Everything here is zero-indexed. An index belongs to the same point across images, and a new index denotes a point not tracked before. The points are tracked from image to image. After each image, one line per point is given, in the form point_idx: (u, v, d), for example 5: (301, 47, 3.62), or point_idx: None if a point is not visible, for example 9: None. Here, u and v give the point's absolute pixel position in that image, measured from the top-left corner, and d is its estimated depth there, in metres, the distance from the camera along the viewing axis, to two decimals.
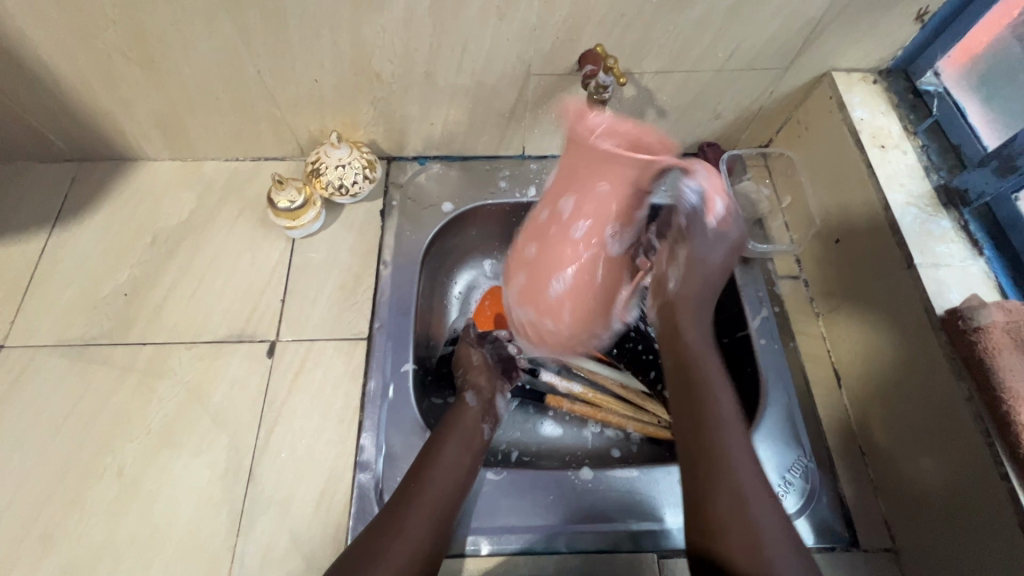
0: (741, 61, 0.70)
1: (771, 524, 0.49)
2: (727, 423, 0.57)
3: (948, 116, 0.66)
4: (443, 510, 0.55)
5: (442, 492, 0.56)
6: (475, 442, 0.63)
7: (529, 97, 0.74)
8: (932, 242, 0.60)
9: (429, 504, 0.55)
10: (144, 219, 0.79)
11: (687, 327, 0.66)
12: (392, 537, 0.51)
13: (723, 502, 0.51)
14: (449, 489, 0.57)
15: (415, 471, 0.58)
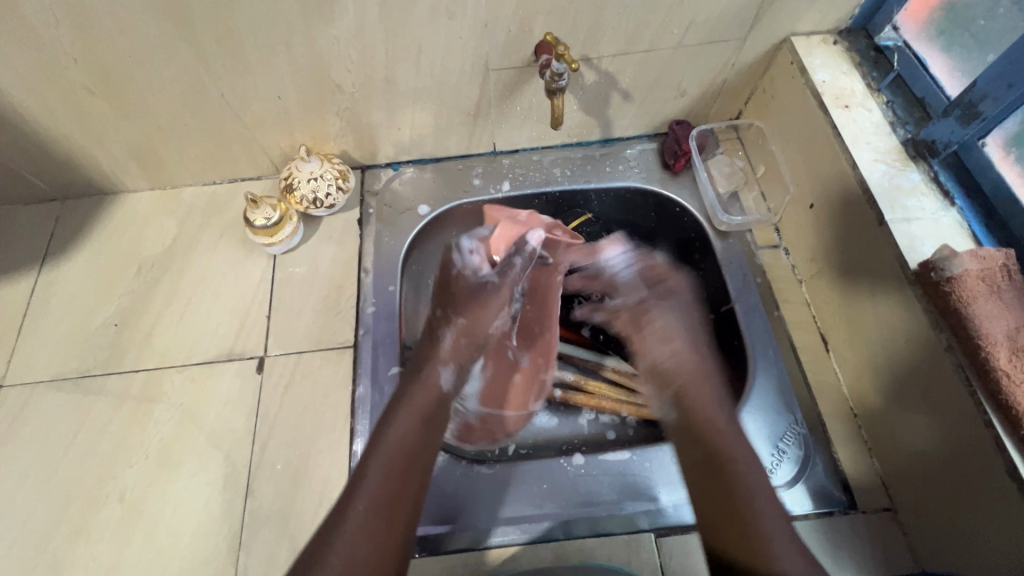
0: (698, 36, 0.70)
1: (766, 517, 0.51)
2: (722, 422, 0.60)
3: (910, 70, 0.66)
4: (397, 497, 0.55)
5: (389, 478, 0.56)
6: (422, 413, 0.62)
7: (492, 92, 0.74)
8: (903, 197, 0.60)
9: (376, 491, 0.55)
10: (129, 249, 0.80)
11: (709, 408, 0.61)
12: (344, 530, 0.52)
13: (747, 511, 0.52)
14: (398, 477, 0.56)
15: (366, 459, 0.57)
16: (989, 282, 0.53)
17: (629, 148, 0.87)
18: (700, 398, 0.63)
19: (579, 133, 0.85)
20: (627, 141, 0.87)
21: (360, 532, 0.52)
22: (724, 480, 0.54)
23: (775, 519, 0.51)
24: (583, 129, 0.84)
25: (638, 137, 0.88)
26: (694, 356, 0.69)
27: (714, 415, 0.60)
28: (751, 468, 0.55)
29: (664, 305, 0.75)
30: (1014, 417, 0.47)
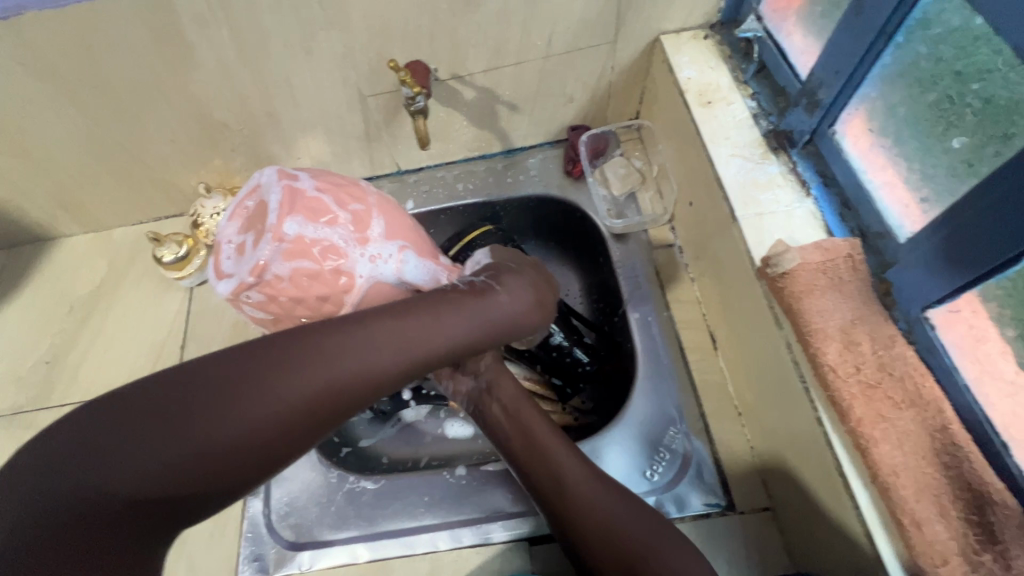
0: (564, 44, 0.71)
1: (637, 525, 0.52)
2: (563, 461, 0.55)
3: (772, 60, 0.64)
4: (249, 440, 0.38)
5: (267, 429, 0.38)
6: (374, 382, 0.42)
7: (375, 117, 0.77)
8: (757, 191, 0.59)
9: (241, 417, 0.37)
10: (64, 290, 0.86)
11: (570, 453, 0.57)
12: (187, 432, 0.36)
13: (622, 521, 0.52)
14: (269, 423, 0.38)
15: (271, 368, 0.39)
16: (829, 274, 0.51)
17: (531, 157, 0.88)
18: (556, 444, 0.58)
19: (478, 147, 0.86)
20: (529, 150, 0.88)
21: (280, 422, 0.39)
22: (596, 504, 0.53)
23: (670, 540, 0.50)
24: (481, 143, 0.85)
25: (540, 145, 0.88)
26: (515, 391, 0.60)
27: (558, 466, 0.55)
28: (633, 514, 0.52)
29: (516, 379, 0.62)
30: (842, 413, 0.47)
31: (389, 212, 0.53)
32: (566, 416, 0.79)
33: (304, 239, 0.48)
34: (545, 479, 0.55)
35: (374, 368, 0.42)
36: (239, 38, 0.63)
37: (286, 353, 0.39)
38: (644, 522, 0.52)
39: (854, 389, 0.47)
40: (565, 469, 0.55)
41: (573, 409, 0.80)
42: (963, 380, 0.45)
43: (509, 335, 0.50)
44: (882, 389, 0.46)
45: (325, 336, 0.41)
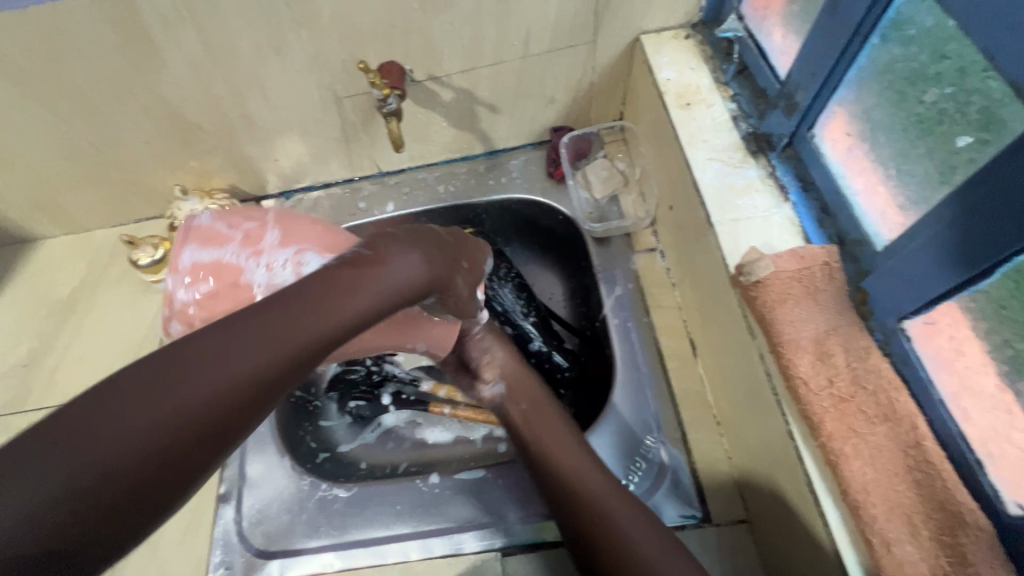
0: (542, 44, 0.69)
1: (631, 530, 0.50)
2: (585, 478, 0.54)
3: (753, 60, 0.63)
4: (121, 476, 0.26)
5: (138, 453, 0.26)
6: (257, 387, 0.31)
7: (351, 119, 0.76)
8: (734, 196, 0.58)
9: (102, 447, 0.25)
10: (42, 292, 0.86)
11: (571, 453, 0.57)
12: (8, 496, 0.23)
13: (628, 532, 0.50)
14: (149, 448, 0.27)
15: (161, 375, 0.28)
16: (801, 282, 0.50)
17: (513, 159, 0.86)
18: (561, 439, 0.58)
19: (459, 149, 0.85)
20: (511, 151, 0.87)
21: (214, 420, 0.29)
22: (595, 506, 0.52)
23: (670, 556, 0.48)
24: (461, 144, 0.84)
25: (522, 147, 0.87)
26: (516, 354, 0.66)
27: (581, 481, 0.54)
28: (641, 527, 0.50)
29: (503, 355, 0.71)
30: (814, 427, 0.45)
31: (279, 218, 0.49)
32: None
33: (198, 266, 0.46)
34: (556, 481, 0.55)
35: (249, 368, 0.31)
36: (207, 39, 0.62)
37: (158, 361, 0.29)
38: (663, 551, 0.48)
39: (826, 403, 0.45)
40: (588, 485, 0.54)
41: None
42: (940, 395, 0.43)
43: (394, 304, 0.41)
44: (854, 403, 0.45)
45: (202, 330, 0.31)
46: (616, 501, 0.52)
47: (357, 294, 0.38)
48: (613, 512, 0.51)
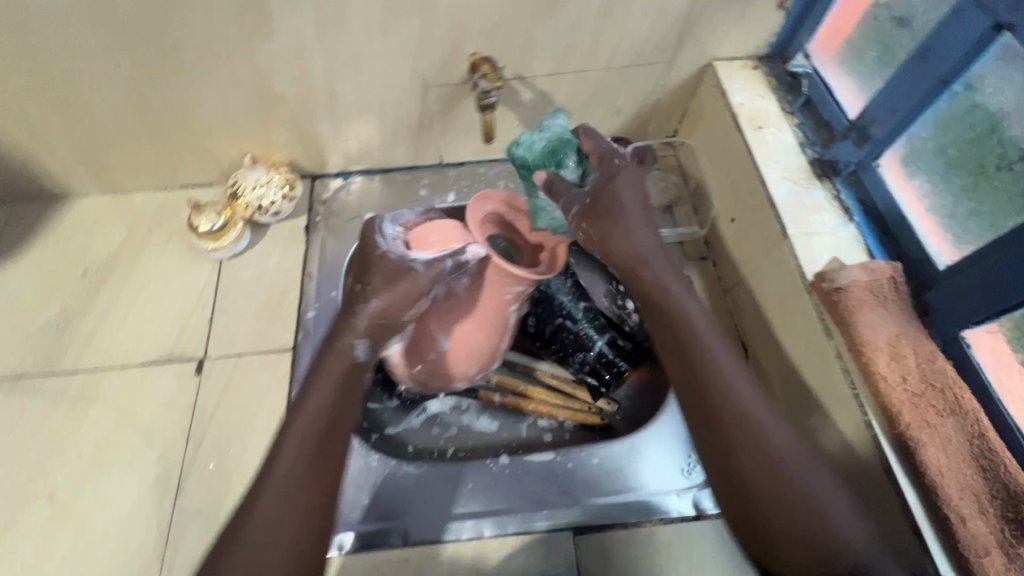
0: (626, 58, 0.74)
1: (832, 512, 0.47)
2: (751, 404, 0.51)
3: (818, 95, 0.70)
4: (312, 523, 0.49)
5: (302, 516, 0.49)
6: (311, 468, 0.51)
7: (432, 108, 0.78)
8: (806, 214, 0.64)
9: (289, 519, 0.48)
10: (76, 252, 0.81)
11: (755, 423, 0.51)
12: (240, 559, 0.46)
13: (835, 523, 0.47)
14: (309, 512, 0.49)
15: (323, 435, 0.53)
16: (874, 292, 0.56)
17: None
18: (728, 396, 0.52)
19: None
20: None
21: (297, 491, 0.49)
22: (801, 501, 0.47)
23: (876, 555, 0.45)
24: None
25: None
26: (632, 234, 0.57)
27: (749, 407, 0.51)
28: (855, 530, 0.46)
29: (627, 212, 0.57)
30: (891, 419, 0.51)
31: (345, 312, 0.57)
32: (594, 415, 0.82)
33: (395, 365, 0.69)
34: (747, 464, 0.49)
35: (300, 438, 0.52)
36: (321, 13, 0.63)
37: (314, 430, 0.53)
38: (879, 557, 0.45)
39: (902, 398, 0.52)
40: (804, 475, 0.48)
41: (598, 409, 0.83)
42: (995, 395, 0.51)
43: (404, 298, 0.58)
44: (926, 399, 0.51)
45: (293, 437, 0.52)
46: (827, 497, 0.48)
47: (332, 384, 0.55)
48: (823, 507, 0.47)
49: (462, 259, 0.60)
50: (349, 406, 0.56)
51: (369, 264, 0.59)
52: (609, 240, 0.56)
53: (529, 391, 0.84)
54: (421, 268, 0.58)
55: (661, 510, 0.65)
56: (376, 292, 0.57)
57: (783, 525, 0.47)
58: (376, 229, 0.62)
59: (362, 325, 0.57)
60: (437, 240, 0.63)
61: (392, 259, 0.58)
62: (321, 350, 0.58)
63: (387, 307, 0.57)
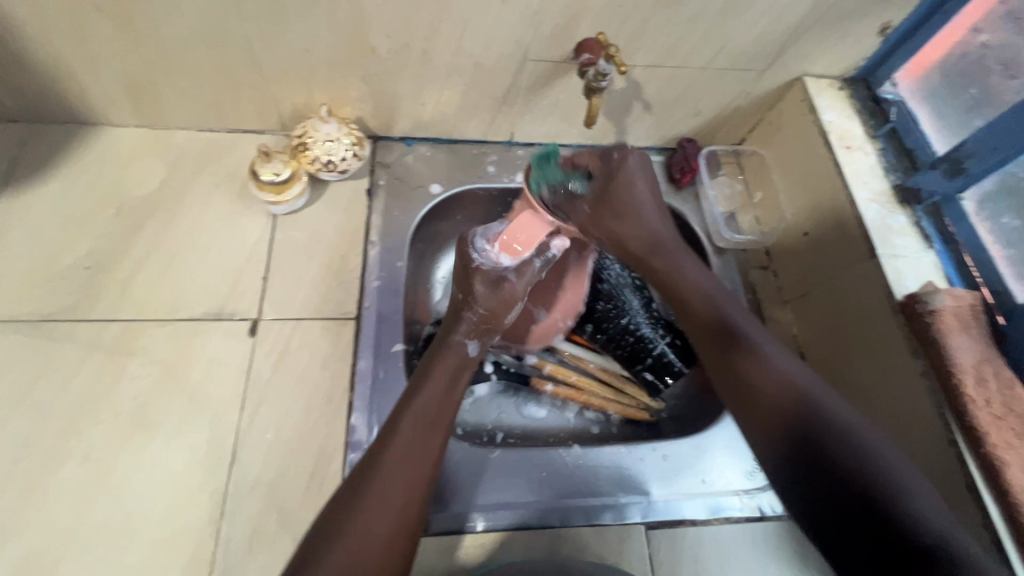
0: (726, 61, 0.74)
1: (876, 448, 0.47)
2: (771, 351, 0.56)
3: (905, 123, 0.73)
4: (414, 504, 0.51)
5: (398, 512, 0.49)
6: (417, 470, 0.52)
7: (523, 83, 0.75)
8: (892, 236, 0.67)
9: (392, 502, 0.50)
10: (109, 186, 0.73)
11: (760, 372, 0.55)
12: (353, 526, 0.47)
13: (845, 466, 0.47)
14: (410, 489, 0.51)
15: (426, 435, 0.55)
16: (961, 317, 0.59)
17: None
18: (751, 365, 0.56)
19: (595, 137, 0.86)
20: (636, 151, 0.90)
21: (403, 483, 0.51)
22: (810, 445, 0.49)
23: (927, 496, 0.45)
24: (600, 133, 0.86)
25: (647, 149, 0.91)
26: (647, 221, 0.64)
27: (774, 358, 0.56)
28: (848, 465, 0.47)
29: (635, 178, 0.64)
30: (977, 438, 0.54)
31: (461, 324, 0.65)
32: (644, 412, 0.81)
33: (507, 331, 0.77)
34: (786, 409, 0.52)
35: (406, 444, 0.53)
36: None
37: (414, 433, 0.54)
38: (920, 483, 0.45)
39: (987, 419, 0.55)
40: (826, 419, 0.50)
41: (648, 406, 0.82)
42: None
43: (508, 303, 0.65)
44: (1007, 422, 0.55)
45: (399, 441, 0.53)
46: (860, 429, 0.49)
47: (442, 383, 0.59)
48: (868, 449, 0.47)
49: (547, 254, 0.66)
50: (452, 405, 0.59)
51: (468, 281, 0.64)
52: (619, 231, 0.63)
53: (582, 382, 0.81)
54: (515, 275, 0.65)
55: (726, 510, 0.66)
56: (477, 307, 0.64)
57: (811, 466, 0.48)
58: (471, 247, 0.64)
59: (466, 332, 0.64)
60: (527, 241, 0.62)
61: (487, 274, 0.63)
62: (428, 359, 0.62)
63: (489, 314, 0.64)
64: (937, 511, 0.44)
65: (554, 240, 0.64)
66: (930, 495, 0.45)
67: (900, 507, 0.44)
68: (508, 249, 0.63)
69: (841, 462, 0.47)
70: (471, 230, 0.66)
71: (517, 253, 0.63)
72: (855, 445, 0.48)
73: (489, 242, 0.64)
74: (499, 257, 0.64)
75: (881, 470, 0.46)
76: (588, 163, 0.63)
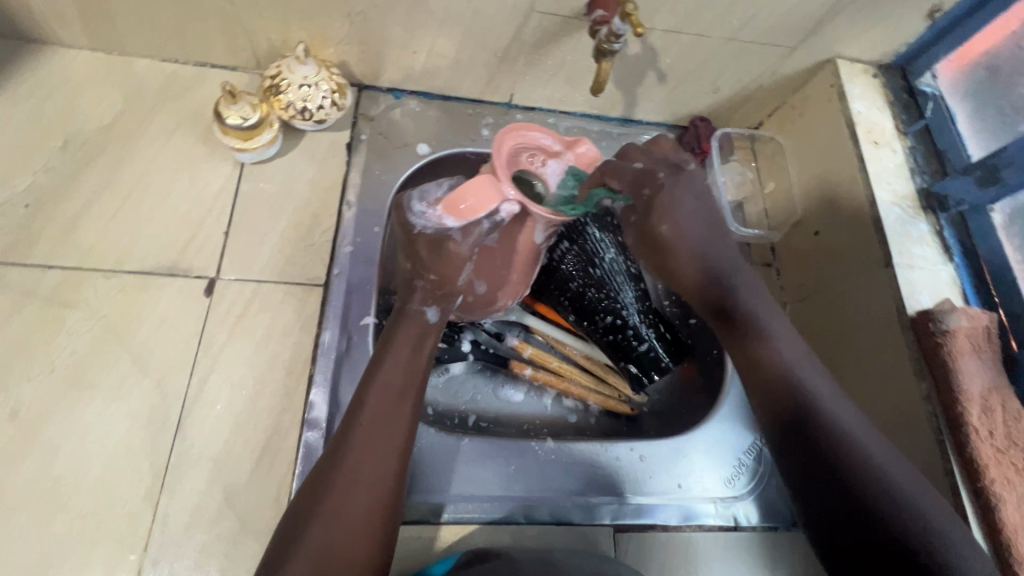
0: (754, 33, 0.66)
1: (852, 426, 0.48)
2: (793, 358, 0.52)
3: (940, 121, 0.67)
4: (390, 482, 0.48)
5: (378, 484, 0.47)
6: (388, 437, 0.50)
7: (527, 38, 0.66)
8: (910, 244, 0.62)
9: (363, 477, 0.47)
10: (54, 115, 0.65)
11: (775, 340, 0.53)
12: (326, 507, 0.45)
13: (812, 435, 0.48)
14: (384, 461, 0.48)
15: (400, 402, 0.52)
16: (974, 339, 0.55)
17: (645, 134, 0.83)
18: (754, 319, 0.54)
19: (602, 106, 0.79)
20: (645, 126, 0.83)
21: (371, 454, 0.48)
22: (807, 424, 0.49)
23: (900, 467, 0.46)
24: (607, 103, 0.78)
25: (657, 125, 0.83)
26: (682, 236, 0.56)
27: (810, 380, 0.51)
28: (820, 434, 0.48)
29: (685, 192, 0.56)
30: (975, 470, 0.51)
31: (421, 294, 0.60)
32: (624, 405, 0.77)
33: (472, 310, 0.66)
34: (782, 400, 0.50)
35: (377, 409, 0.50)
36: None
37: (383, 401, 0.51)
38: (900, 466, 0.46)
39: (988, 451, 0.51)
40: (848, 411, 0.49)
41: (628, 399, 0.78)
42: None
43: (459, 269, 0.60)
44: (1008, 455, 0.51)
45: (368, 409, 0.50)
46: (833, 396, 0.50)
47: (406, 351, 0.55)
48: (820, 400, 0.50)
49: (497, 217, 0.59)
50: (421, 367, 0.55)
51: (412, 247, 0.60)
52: (675, 266, 0.57)
53: (563, 369, 0.76)
54: (461, 236, 0.59)
55: (701, 517, 0.63)
56: (425, 273, 0.60)
57: (791, 436, 0.49)
58: (409, 212, 0.60)
59: (420, 299, 0.59)
60: (476, 203, 0.54)
61: (431, 237, 0.59)
62: (391, 326, 0.58)
63: (440, 279, 0.60)
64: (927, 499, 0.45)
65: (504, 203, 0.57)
66: (912, 480, 0.46)
67: (927, 532, 0.43)
68: (453, 209, 0.55)
69: (869, 491, 0.45)
70: (404, 194, 0.61)
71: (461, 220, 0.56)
72: (873, 469, 0.46)
73: (429, 204, 0.59)
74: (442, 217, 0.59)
75: (895, 487, 0.45)
76: (620, 188, 0.57)
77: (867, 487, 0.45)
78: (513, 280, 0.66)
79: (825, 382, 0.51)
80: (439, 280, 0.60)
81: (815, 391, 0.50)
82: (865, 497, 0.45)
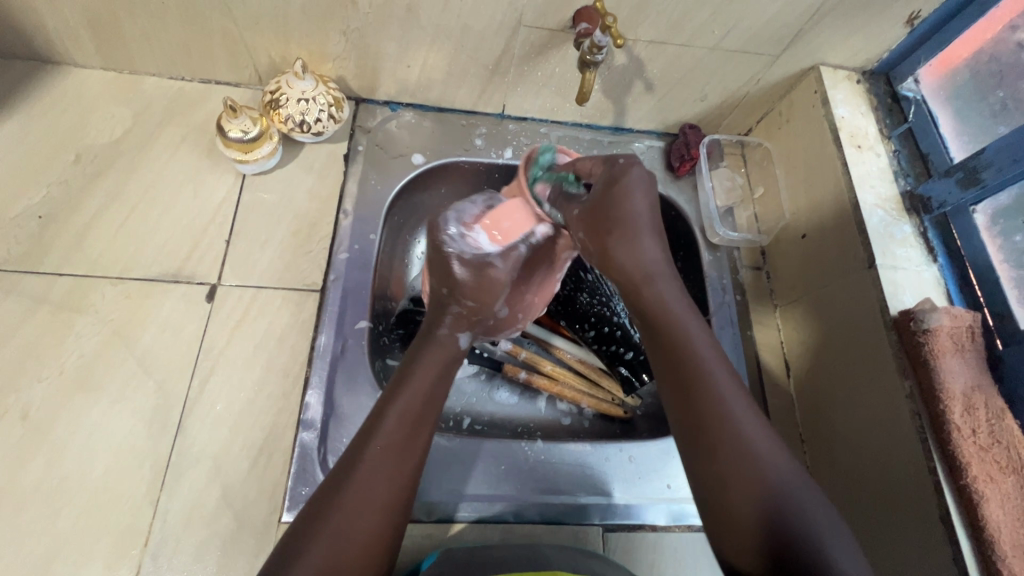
0: (737, 42, 0.68)
1: (767, 456, 0.45)
2: (738, 416, 0.47)
3: (922, 124, 0.68)
4: (392, 511, 0.46)
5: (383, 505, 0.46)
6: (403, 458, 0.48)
7: (516, 51, 0.69)
8: (894, 245, 0.62)
9: (376, 494, 0.46)
10: (68, 131, 0.69)
11: (686, 371, 0.49)
12: (330, 524, 0.44)
13: (731, 465, 0.45)
14: (391, 485, 0.47)
15: (418, 428, 0.50)
16: (957, 338, 0.55)
17: (636, 142, 0.85)
18: (689, 371, 0.49)
19: (592, 116, 0.81)
20: (636, 134, 0.85)
21: (384, 473, 0.47)
22: (704, 429, 0.47)
23: (810, 504, 0.43)
24: (597, 112, 0.80)
25: (648, 133, 0.85)
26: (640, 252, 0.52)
27: (746, 429, 0.46)
28: (750, 466, 0.44)
29: (638, 192, 0.51)
30: (958, 467, 0.52)
31: (448, 326, 0.57)
32: (618, 407, 0.78)
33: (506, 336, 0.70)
34: (707, 428, 0.47)
35: (394, 429, 0.49)
36: None
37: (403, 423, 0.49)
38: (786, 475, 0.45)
39: (971, 448, 0.52)
40: (747, 421, 0.47)
41: (621, 401, 0.78)
42: None
43: (494, 293, 0.59)
44: (991, 453, 0.52)
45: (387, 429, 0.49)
46: (751, 427, 0.47)
47: (430, 374, 0.53)
48: (721, 417, 0.47)
49: (532, 239, 0.59)
50: (443, 392, 0.54)
51: (447, 271, 0.57)
52: (613, 257, 0.52)
53: (556, 371, 0.77)
54: (501, 262, 0.58)
55: (690, 518, 0.64)
56: (462, 299, 0.58)
57: (710, 464, 0.46)
58: (443, 236, 0.57)
59: (452, 325, 0.57)
60: (512, 224, 0.57)
61: (471, 261, 0.57)
62: (416, 347, 0.56)
63: (477, 305, 0.59)
64: (826, 519, 0.43)
65: (537, 224, 0.58)
66: (814, 507, 0.43)
67: (824, 558, 0.41)
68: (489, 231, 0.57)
69: (785, 531, 0.42)
70: (439, 213, 0.58)
71: (499, 241, 0.57)
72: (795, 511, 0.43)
73: (464, 226, 0.58)
74: (479, 241, 0.57)
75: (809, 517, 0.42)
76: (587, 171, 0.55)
77: (793, 521, 0.42)
78: (544, 306, 0.69)
79: (739, 398, 0.48)
80: (476, 307, 0.59)
81: (749, 439, 0.46)
82: (785, 538, 0.42)
